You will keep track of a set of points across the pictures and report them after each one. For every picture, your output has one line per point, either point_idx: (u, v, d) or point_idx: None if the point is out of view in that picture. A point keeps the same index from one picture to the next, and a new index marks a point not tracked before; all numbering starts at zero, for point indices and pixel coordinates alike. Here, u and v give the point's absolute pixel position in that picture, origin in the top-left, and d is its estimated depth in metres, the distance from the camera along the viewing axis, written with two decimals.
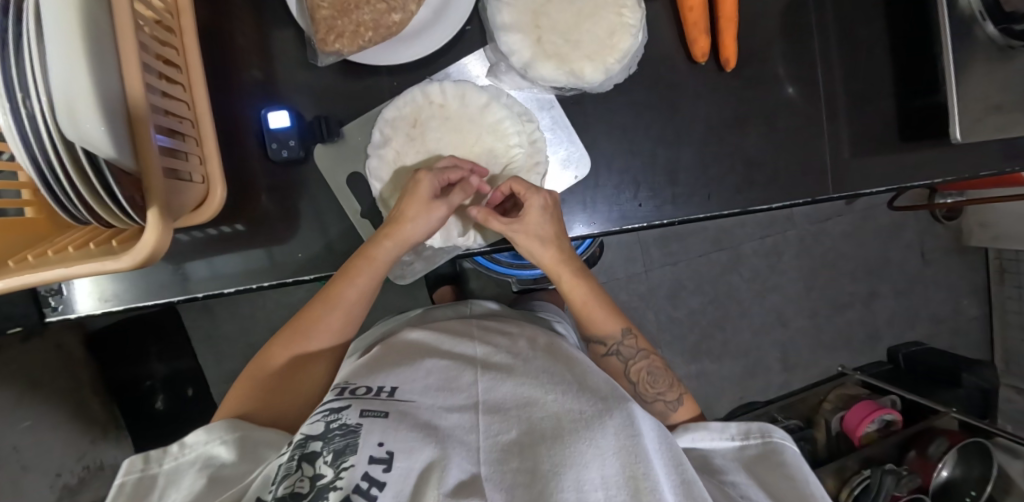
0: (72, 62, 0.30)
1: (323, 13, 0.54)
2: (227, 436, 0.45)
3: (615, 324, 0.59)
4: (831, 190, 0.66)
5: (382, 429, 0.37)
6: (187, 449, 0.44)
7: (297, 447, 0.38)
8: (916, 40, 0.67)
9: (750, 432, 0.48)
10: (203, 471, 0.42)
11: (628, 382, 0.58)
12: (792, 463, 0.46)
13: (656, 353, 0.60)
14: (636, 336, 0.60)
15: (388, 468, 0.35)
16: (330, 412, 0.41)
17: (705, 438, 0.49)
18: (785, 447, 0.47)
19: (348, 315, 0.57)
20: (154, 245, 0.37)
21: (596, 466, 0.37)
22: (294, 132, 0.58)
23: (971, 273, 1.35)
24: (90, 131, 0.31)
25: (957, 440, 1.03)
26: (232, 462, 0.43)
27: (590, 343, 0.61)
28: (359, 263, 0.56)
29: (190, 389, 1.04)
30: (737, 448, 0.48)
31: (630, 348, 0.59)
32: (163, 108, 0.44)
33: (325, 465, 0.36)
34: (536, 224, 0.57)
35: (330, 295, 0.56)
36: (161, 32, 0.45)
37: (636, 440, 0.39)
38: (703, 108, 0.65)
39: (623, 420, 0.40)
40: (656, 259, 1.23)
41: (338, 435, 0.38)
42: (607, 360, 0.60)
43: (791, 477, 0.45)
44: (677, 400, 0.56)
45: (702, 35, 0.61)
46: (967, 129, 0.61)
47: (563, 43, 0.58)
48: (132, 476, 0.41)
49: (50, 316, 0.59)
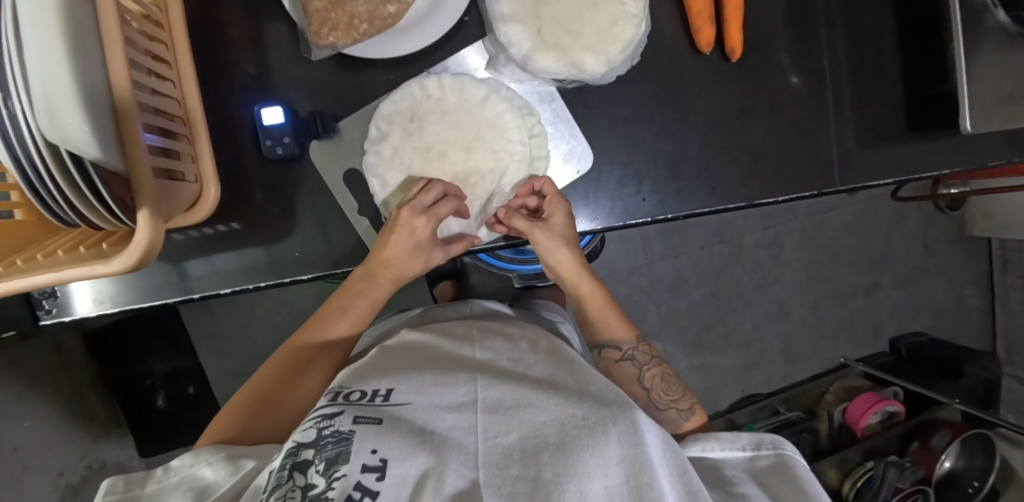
0: (49, 58, 0.28)
1: (316, 4, 0.53)
2: (214, 457, 0.43)
3: (628, 331, 0.60)
4: (836, 183, 0.65)
5: (376, 436, 0.37)
6: (172, 472, 0.43)
7: (289, 456, 0.38)
8: (924, 27, 0.66)
9: (761, 442, 0.48)
10: (187, 494, 0.41)
11: (642, 388, 0.57)
12: (804, 477, 0.45)
13: (667, 362, 0.59)
14: (647, 346, 0.60)
15: (382, 477, 0.34)
16: (323, 418, 0.40)
17: (714, 447, 0.48)
18: (796, 462, 0.47)
19: (349, 325, 0.57)
20: (146, 246, 0.36)
21: (599, 475, 0.36)
22: (289, 129, 0.57)
23: (974, 263, 1.34)
24: (73, 131, 0.29)
25: (960, 432, 1.03)
26: (220, 483, 0.41)
27: (601, 349, 0.60)
28: (354, 297, 0.57)
29: (192, 388, 0.99)
30: (748, 459, 0.47)
31: (644, 355, 0.59)
32: (153, 105, 0.43)
33: (316, 474, 0.35)
34: (560, 224, 0.59)
35: (346, 301, 0.57)
36: (149, 27, 0.44)
37: (639, 448, 0.38)
38: (707, 99, 0.64)
39: (626, 426, 0.40)
40: (657, 252, 1.22)
41: (331, 443, 0.37)
42: (622, 366, 0.58)
43: (803, 491, 0.44)
44: (690, 409, 0.56)
45: (706, 24, 0.60)
46: (976, 119, 0.60)
47: (564, 35, 0.56)
48: (114, 498, 0.41)
49: (44, 319, 0.59)
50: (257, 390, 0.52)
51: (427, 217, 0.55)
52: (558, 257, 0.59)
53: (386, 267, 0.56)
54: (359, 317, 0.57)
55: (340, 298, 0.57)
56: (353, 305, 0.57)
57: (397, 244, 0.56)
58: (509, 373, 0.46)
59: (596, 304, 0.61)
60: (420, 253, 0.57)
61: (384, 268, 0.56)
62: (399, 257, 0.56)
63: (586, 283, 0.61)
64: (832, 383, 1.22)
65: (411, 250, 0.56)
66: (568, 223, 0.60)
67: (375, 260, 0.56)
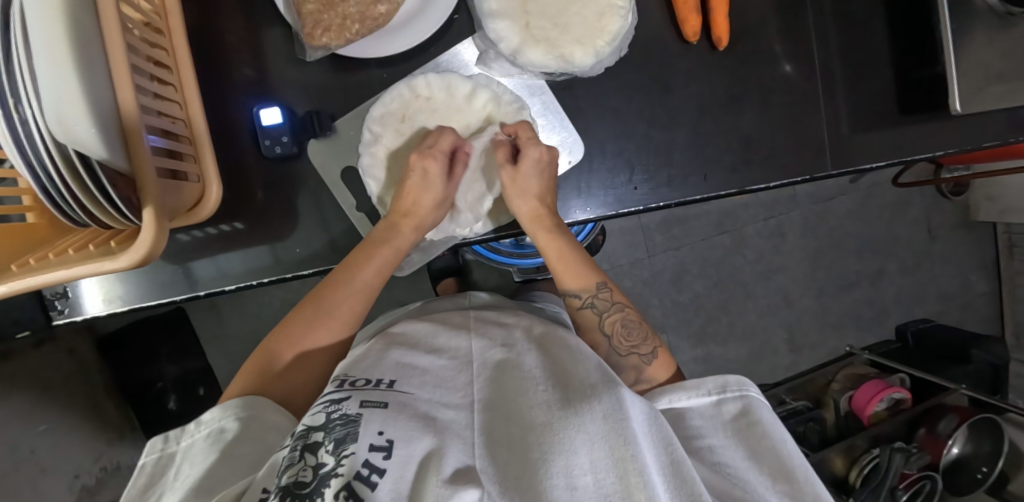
0: (58, 70, 0.30)
1: (309, 7, 0.55)
2: (241, 414, 0.45)
3: (591, 277, 0.58)
4: (830, 167, 0.66)
5: (381, 419, 0.38)
6: (204, 425, 0.44)
7: (299, 438, 0.38)
8: (914, 11, 0.66)
9: (727, 386, 0.46)
10: (215, 446, 0.42)
11: (603, 335, 0.57)
12: (768, 422, 0.44)
13: (631, 306, 0.58)
14: (611, 290, 0.59)
15: (388, 455, 0.35)
16: (330, 403, 0.41)
17: (681, 397, 0.47)
18: (761, 405, 0.46)
19: (365, 294, 0.56)
20: (150, 243, 0.37)
21: (585, 450, 0.37)
22: (287, 128, 0.58)
23: (980, 247, 1.34)
24: (81, 134, 0.31)
25: (966, 416, 1.02)
26: (247, 440, 0.43)
27: (565, 297, 0.60)
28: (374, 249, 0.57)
29: (201, 389, 1.05)
30: (714, 405, 0.46)
31: (605, 301, 0.58)
32: (157, 109, 0.45)
33: (327, 454, 0.36)
34: (525, 174, 0.58)
35: (370, 249, 0.57)
36: (150, 34, 0.46)
37: (625, 423, 0.38)
38: (697, 88, 0.64)
39: (612, 403, 0.39)
40: (659, 244, 1.22)
41: (339, 425, 0.38)
42: (583, 314, 0.58)
43: (770, 439, 0.43)
44: (652, 353, 0.54)
45: (692, 14, 0.61)
46: (966, 100, 0.61)
47: (551, 28, 0.57)
48: (153, 457, 0.44)
49: (57, 319, 0.60)
50: (270, 354, 0.52)
51: (435, 154, 0.58)
52: (515, 205, 0.59)
53: (409, 216, 0.59)
54: (381, 266, 0.57)
55: (362, 250, 0.57)
56: (374, 254, 0.57)
57: (413, 185, 0.58)
58: (504, 362, 0.47)
59: (552, 254, 0.60)
60: (434, 195, 0.59)
61: (406, 216, 0.59)
62: (419, 202, 0.58)
63: (544, 234, 0.59)
64: (838, 372, 1.20)
65: (431, 193, 0.59)
66: (542, 177, 0.59)
67: (395, 210, 0.59)
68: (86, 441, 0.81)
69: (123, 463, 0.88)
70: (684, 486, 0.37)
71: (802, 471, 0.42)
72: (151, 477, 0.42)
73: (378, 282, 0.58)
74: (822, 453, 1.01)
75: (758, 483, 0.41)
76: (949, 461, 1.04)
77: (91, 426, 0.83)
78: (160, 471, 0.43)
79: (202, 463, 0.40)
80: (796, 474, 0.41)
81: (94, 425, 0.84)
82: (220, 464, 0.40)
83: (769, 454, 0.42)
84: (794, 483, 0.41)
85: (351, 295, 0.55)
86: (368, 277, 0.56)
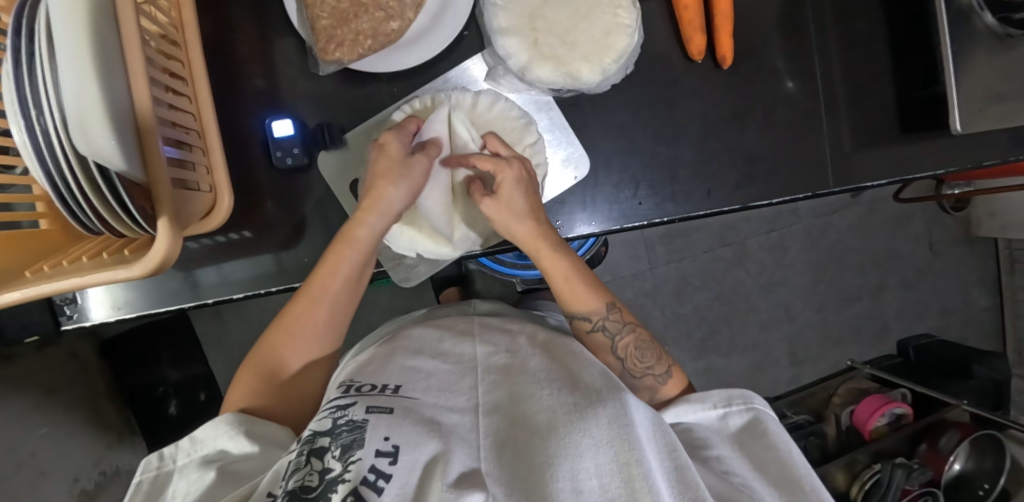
0: (82, 83, 0.31)
1: (324, 22, 0.56)
2: (237, 431, 0.45)
3: (598, 300, 0.57)
4: (831, 184, 0.67)
5: (387, 425, 0.38)
6: (200, 443, 0.45)
7: (306, 443, 0.39)
8: (913, 33, 0.67)
9: (732, 398, 0.47)
10: (214, 465, 0.43)
11: (615, 358, 0.56)
12: (774, 432, 0.45)
13: (641, 325, 0.58)
14: (621, 310, 0.58)
15: (394, 461, 0.36)
16: (337, 408, 0.41)
17: (687, 412, 0.48)
18: (766, 416, 0.46)
19: (338, 310, 0.55)
20: (165, 254, 0.38)
21: (591, 454, 0.37)
22: (298, 140, 0.59)
23: (982, 263, 1.34)
24: (101, 145, 0.32)
25: (968, 432, 1.00)
26: (248, 457, 0.44)
27: (573, 320, 0.59)
28: (338, 244, 0.54)
29: (201, 393, 1.07)
30: (719, 419, 0.47)
31: (616, 323, 0.57)
32: (171, 120, 0.45)
33: (333, 459, 0.37)
34: (509, 197, 0.55)
35: (334, 249, 0.54)
36: (166, 46, 0.47)
37: (628, 429, 0.38)
38: (701, 105, 0.65)
39: (617, 409, 0.40)
40: (660, 256, 1.23)
41: (345, 431, 0.39)
42: (595, 337, 0.57)
43: (774, 447, 0.44)
44: (666, 373, 0.56)
45: (697, 33, 0.62)
46: (965, 120, 0.61)
47: (559, 45, 0.58)
48: (150, 474, 0.43)
49: (65, 324, 0.61)
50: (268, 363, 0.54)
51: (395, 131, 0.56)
52: (512, 229, 0.56)
53: (368, 196, 0.54)
54: (352, 271, 0.55)
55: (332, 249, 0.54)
56: (341, 255, 0.54)
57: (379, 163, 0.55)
58: (508, 366, 0.47)
59: (558, 273, 0.57)
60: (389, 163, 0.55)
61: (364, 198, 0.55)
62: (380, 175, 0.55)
63: (546, 251, 0.57)
64: (839, 386, 1.20)
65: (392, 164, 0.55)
66: (527, 197, 0.56)
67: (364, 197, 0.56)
68: (86, 445, 0.81)
69: (122, 468, 0.88)
70: (688, 490, 0.37)
71: (808, 479, 0.42)
72: (150, 493, 0.42)
73: (350, 292, 0.56)
74: (823, 467, 1.00)
75: (766, 492, 0.41)
76: (950, 478, 1.03)
77: (91, 431, 0.84)
78: (155, 491, 0.42)
79: (202, 483, 0.41)
80: (801, 482, 0.42)
81: (94, 429, 0.84)
82: (220, 482, 0.41)
83: (777, 466, 0.43)
84: (800, 491, 0.41)
85: (319, 307, 0.54)
86: (338, 285, 0.54)
